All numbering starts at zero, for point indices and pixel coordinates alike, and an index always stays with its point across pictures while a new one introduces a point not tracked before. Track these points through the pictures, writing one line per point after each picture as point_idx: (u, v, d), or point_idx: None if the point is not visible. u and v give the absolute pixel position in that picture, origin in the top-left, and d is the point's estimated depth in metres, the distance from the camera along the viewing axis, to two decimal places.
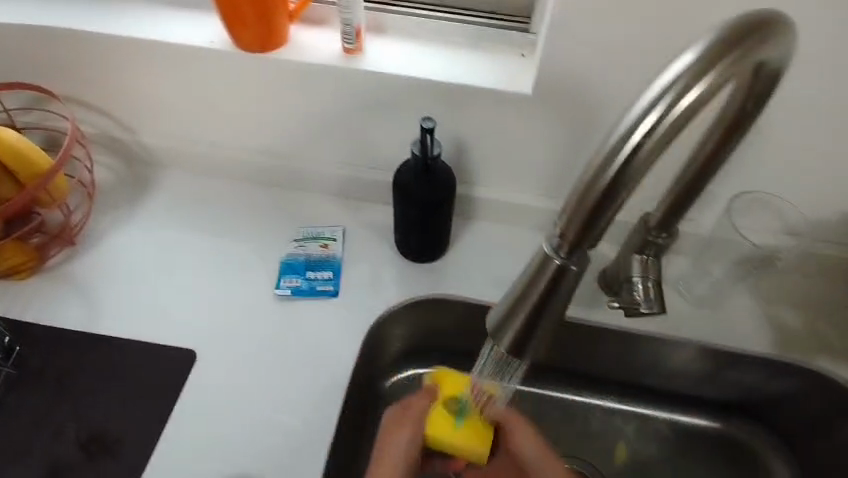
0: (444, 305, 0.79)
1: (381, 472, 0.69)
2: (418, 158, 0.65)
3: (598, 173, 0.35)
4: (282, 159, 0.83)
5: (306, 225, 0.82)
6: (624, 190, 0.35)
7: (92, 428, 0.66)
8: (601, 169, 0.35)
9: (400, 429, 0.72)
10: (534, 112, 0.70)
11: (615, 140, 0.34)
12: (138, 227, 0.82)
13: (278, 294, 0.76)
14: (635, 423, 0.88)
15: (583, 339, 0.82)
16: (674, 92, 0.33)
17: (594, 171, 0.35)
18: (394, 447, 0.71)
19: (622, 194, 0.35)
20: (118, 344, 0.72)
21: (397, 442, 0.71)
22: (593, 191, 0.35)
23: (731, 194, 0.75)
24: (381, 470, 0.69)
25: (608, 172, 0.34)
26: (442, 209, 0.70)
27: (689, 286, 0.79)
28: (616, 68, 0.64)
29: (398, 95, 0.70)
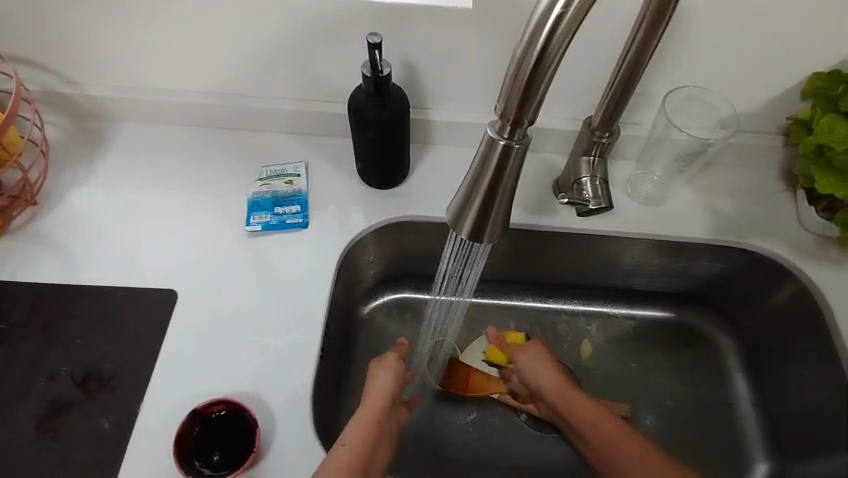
0: (410, 226, 0.84)
1: (370, 404, 0.68)
2: (369, 81, 0.68)
3: (527, 48, 0.39)
4: (237, 101, 0.84)
5: (269, 165, 0.85)
6: (551, 62, 0.39)
7: (86, 367, 0.70)
8: (529, 44, 0.39)
9: (382, 369, 0.72)
10: (475, 27, 0.73)
11: (538, 15, 0.38)
12: (100, 181, 0.83)
13: (250, 231, 0.79)
14: (597, 322, 0.95)
15: (543, 247, 0.88)
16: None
17: (523, 48, 0.39)
18: (379, 381, 0.71)
19: (550, 66, 0.39)
20: (98, 291, 0.74)
21: (380, 384, 0.70)
22: (525, 66, 0.39)
23: (664, 91, 0.80)
24: (369, 404, 0.68)
25: (535, 45, 0.38)
26: (397, 129, 0.73)
27: (635, 186, 0.86)
28: None
29: (342, 19, 0.73)
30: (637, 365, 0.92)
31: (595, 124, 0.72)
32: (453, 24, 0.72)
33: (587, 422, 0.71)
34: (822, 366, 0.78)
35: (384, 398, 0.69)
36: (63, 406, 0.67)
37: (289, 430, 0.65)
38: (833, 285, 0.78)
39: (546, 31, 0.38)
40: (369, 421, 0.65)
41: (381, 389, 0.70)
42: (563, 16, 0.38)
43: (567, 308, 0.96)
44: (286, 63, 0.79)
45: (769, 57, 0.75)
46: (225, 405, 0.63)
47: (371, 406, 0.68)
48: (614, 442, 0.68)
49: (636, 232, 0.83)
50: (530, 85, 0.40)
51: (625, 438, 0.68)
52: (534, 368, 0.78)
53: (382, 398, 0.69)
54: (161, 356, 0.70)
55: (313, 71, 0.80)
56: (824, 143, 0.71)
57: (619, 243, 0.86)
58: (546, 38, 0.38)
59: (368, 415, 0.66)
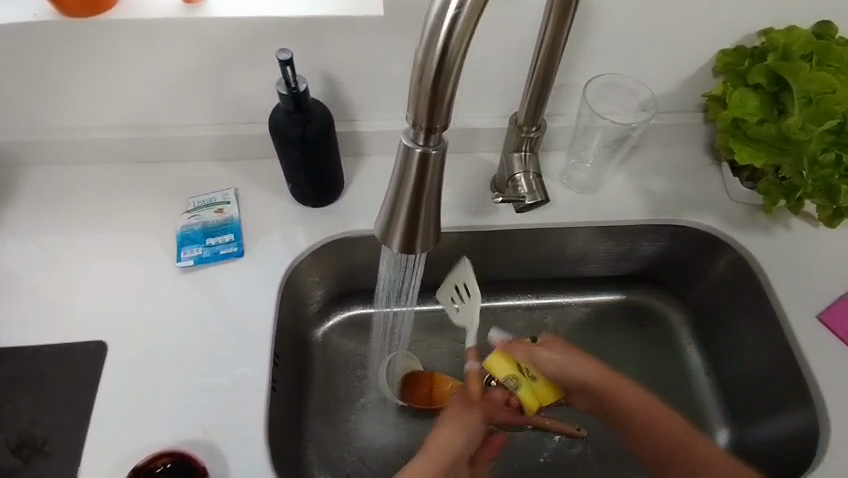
0: (352, 241, 0.81)
1: (428, 460, 0.64)
2: (287, 99, 0.66)
3: (427, 52, 0.38)
4: (154, 131, 0.80)
5: (196, 194, 0.81)
6: (453, 64, 0.38)
7: (15, 437, 0.63)
8: (429, 48, 0.38)
9: (452, 421, 0.68)
10: (390, 34, 0.72)
11: (433, 17, 0.37)
12: (11, 231, 0.77)
13: (181, 267, 0.75)
14: (552, 313, 0.96)
15: (489, 246, 0.88)
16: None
17: (423, 54, 0.38)
18: (449, 434, 0.67)
19: (453, 69, 0.38)
20: (17, 353, 0.68)
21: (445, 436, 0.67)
22: (427, 71, 0.38)
23: (586, 80, 0.82)
24: (427, 455, 0.65)
25: (434, 47, 0.37)
26: (324, 143, 0.71)
27: (571, 175, 0.87)
28: None
29: (252, 36, 0.70)
30: (594, 351, 0.93)
31: (520, 120, 0.72)
32: (367, 33, 0.71)
33: (551, 357, 0.72)
34: (765, 330, 0.80)
35: (454, 454, 0.66)
36: None
37: (245, 470, 0.62)
38: (763, 250, 0.82)
39: (443, 35, 0.37)
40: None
41: (453, 443, 0.67)
42: (458, 15, 0.37)
43: (521, 303, 0.96)
44: (200, 87, 0.76)
45: (679, 39, 0.77)
46: (170, 457, 0.60)
47: (429, 462, 0.64)
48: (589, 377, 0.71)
49: (575, 221, 0.84)
50: (435, 90, 0.39)
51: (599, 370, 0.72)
52: (558, 361, 0.72)
53: (446, 452, 0.65)
54: (98, 413, 0.65)
55: (228, 92, 0.77)
56: (738, 115, 0.74)
57: (559, 233, 0.86)
58: (444, 41, 0.37)
59: (419, 463, 0.64)
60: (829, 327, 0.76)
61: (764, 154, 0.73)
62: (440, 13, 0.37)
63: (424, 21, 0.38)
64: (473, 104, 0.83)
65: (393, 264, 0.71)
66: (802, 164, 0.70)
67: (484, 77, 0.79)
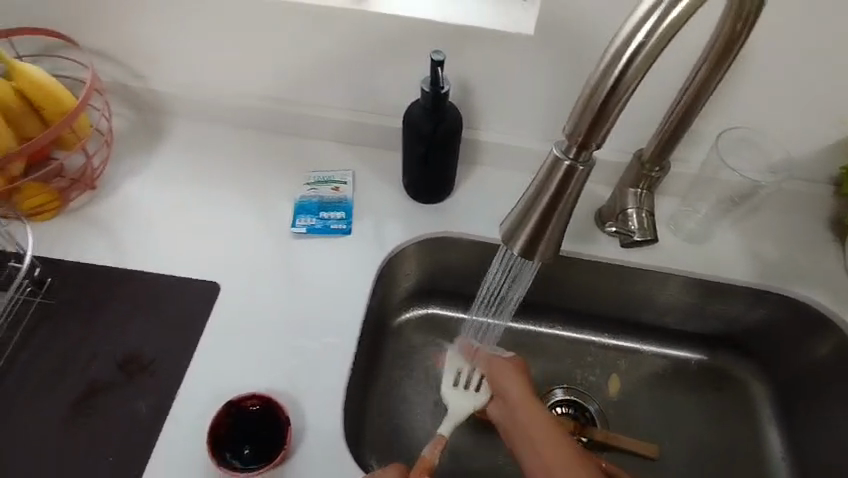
0: (450, 242, 0.84)
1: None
2: (429, 95, 0.70)
3: (603, 75, 0.40)
4: (294, 107, 0.87)
5: (317, 170, 0.87)
6: (625, 90, 0.40)
7: (125, 352, 0.70)
8: (606, 71, 0.40)
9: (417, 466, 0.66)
10: (534, 53, 0.75)
11: (618, 44, 0.40)
12: (151, 170, 0.86)
13: (294, 232, 0.81)
14: (626, 358, 0.93)
15: (579, 275, 0.87)
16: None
17: (599, 75, 0.41)
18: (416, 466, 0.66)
19: (625, 93, 0.40)
20: (142, 278, 0.75)
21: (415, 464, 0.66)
22: (600, 91, 0.41)
23: (717, 131, 0.81)
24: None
25: (612, 72, 0.40)
26: (450, 144, 0.75)
27: (679, 222, 0.85)
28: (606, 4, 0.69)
29: (407, 35, 0.76)
30: (665, 405, 0.90)
31: (645, 157, 0.72)
32: (514, 48, 0.74)
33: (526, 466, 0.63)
34: None
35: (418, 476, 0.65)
36: (101, 387, 0.67)
37: (320, 429, 0.66)
38: None
39: (625, 59, 0.39)
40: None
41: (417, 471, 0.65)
42: (641, 46, 0.39)
43: (596, 340, 0.95)
44: (346, 73, 0.82)
45: (826, 106, 0.75)
46: (259, 400, 0.63)
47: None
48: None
49: (675, 268, 0.82)
50: (602, 110, 0.41)
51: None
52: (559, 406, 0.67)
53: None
54: (201, 347, 0.71)
55: (369, 82, 0.82)
56: None
57: (656, 277, 0.84)
58: (625, 64, 0.39)
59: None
60: None
61: None
62: (625, 42, 0.39)
63: (605, 48, 0.41)
64: None
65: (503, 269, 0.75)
66: None
67: None
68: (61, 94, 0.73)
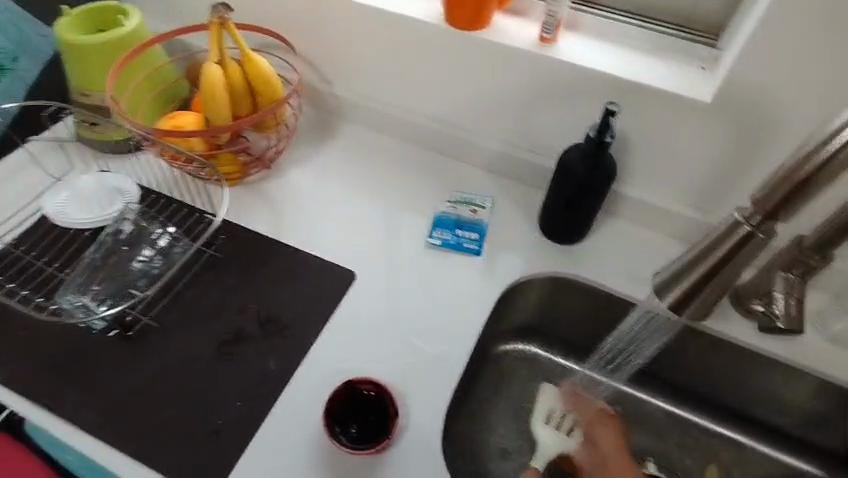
0: (571, 286, 0.85)
1: None
2: (593, 141, 0.73)
3: (799, 163, 0.47)
4: (452, 130, 0.94)
5: (459, 191, 0.93)
6: (818, 181, 0.47)
7: (268, 311, 0.79)
8: (802, 161, 0.47)
9: None
10: (703, 120, 0.75)
11: (818, 141, 0.46)
12: (317, 162, 0.97)
13: (429, 242, 0.86)
14: (731, 451, 0.87)
15: (699, 351, 0.84)
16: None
17: (792, 165, 0.47)
18: None
19: (817, 183, 0.47)
20: (293, 253, 0.85)
21: None
22: (791, 176, 0.47)
23: None
24: None
25: (809, 162, 0.46)
26: (601, 190, 0.78)
27: (825, 322, 0.80)
28: (794, 86, 0.69)
29: (579, 84, 0.80)
30: None
31: (805, 244, 0.70)
32: (685, 113, 0.76)
33: None
34: None
35: None
36: (245, 337, 0.76)
37: (423, 429, 0.69)
38: None
39: (826, 155, 0.45)
40: None
41: None
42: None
43: (700, 424, 0.89)
44: (510, 109, 0.88)
45: None
46: (375, 386, 0.68)
47: None
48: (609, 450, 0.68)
49: (812, 368, 0.77)
50: (793, 193, 0.48)
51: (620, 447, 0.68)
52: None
53: None
54: (332, 325, 0.78)
55: (530, 121, 0.88)
56: None
57: (787, 372, 0.79)
58: (825, 158, 0.45)
59: None
60: None
61: None
62: (830, 137, 0.45)
63: (810, 139, 0.47)
64: None
65: None
66: None
67: None
68: (273, 86, 0.85)
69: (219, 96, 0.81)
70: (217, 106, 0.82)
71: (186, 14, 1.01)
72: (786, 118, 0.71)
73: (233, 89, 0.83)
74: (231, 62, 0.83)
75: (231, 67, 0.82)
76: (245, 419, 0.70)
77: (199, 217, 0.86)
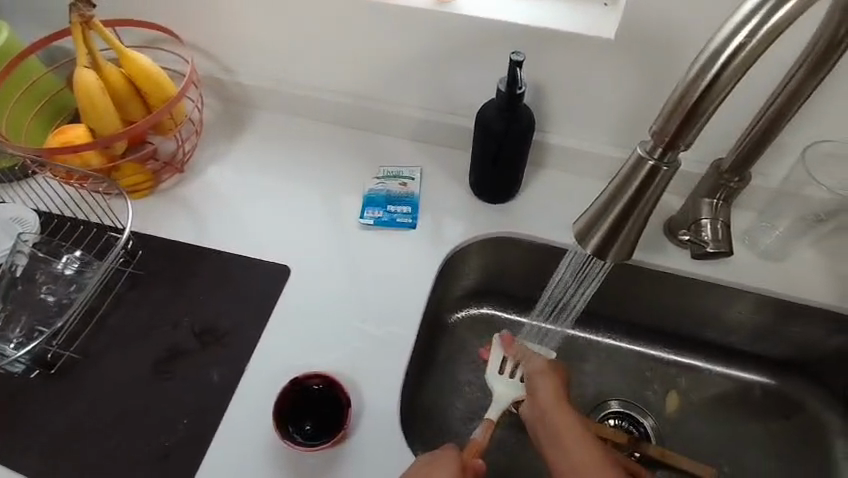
0: (509, 242, 0.84)
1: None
2: (505, 94, 0.71)
3: (692, 82, 0.44)
4: (368, 103, 0.91)
5: (386, 165, 0.90)
6: (713, 98, 0.44)
7: (204, 323, 0.75)
8: (695, 79, 0.43)
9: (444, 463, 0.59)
10: (612, 57, 0.74)
11: (706, 56, 0.43)
12: (234, 157, 0.91)
13: (361, 223, 0.84)
14: (686, 375, 0.90)
15: (641, 286, 0.86)
16: (766, 8, 0.41)
17: (685, 85, 0.44)
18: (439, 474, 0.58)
19: (713, 100, 0.44)
20: (220, 257, 0.81)
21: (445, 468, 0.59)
22: (687, 97, 0.44)
23: (803, 144, 0.77)
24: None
25: (702, 79, 0.43)
26: (521, 145, 0.76)
27: (755, 237, 0.82)
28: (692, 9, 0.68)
29: (485, 36, 0.77)
30: (726, 428, 0.86)
31: (723, 166, 0.71)
32: (593, 53, 0.74)
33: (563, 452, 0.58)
34: None
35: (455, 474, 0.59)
36: (181, 352, 0.72)
37: (378, 412, 0.68)
38: None
39: (715, 70, 0.42)
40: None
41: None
42: (735, 57, 0.42)
43: (656, 355, 0.92)
44: (422, 73, 0.85)
45: None
46: (322, 379, 0.66)
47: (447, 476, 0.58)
48: (549, 400, 0.64)
49: (747, 283, 0.79)
50: (691, 113, 0.44)
51: (561, 400, 0.64)
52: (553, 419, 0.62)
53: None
54: (273, 324, 0.75)
55: (444, 82, 0.85)
56: None
57: (725, 292, 0.81)
58: (715, 73, 0.42)
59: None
60: None
61: None
62: (718, 52, 0.42)
63: (698, 58, 0.44)
64: None
65: (573, 270, 0.80)
66: None
67: None
68: (163, 81, 0.80)
69: (104, 101, 0.75)
70: (104, 112, 0.76)
71: (62, 18, 0.93)
72: (689, 42, 0.71)
73: (119, 92, 0.78)
74: (109, 64, 0.77)
75: (110, 69, 0.76)
76: (193, 436, 0.67)
77: (112, 236, 0.81)
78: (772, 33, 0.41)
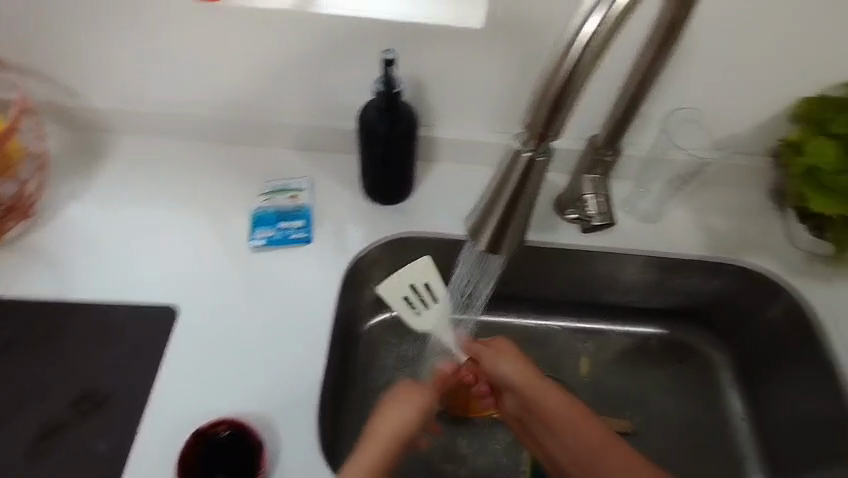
0: (410, 242, 0.82)
1: (373, 442, 0.60)
2: (384, 94, 0.69)
3: (556, 68, 0.43)
4: (241, 115, 0.84)
5: (272, 179, 0.84)
6: (577, 83, 0.43)
7: (83, 386, 0.67)
8: (559, 66, 0.43)
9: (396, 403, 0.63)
10: (482, 46, 0.74)
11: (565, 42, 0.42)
12: (95, 191, 0.81)
13: (252, 245, 0.78)
14: (594, 339, 0.96)
15: (542, 264, 0.89)
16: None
17: (549, 74, 0.44)
18: (390, 417, 0.62)
19: (578, 86, 0.44)
20: (92, 307, 0.72)
21: (394, 416, 0.62)
22: (553, 85, 0.43)
23: (664, 112, 0.83)
24: (374, 436, 0.60)
25: (565, 65, 0.43)
26: (405, 144, 0.75)
27: (633, 203, 0.88)
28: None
29: (354, 35, 0.74)
30: (635, 383, 0.92)
31: (598, 143, 0.74)
32: (462, 44, 0.74)
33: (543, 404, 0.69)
34: (818, 379, 0.80)
35: (397, 437, 0.61)
36: (56, 427, 0.64)
37: (297, 444, 0.64)
38: (822, 300, 0.82)
39: (574, 58, 0.42)
40: (382, 437, 0.60)
41: (392, 427, 0.61)
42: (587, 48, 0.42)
43: (565, 326, 0.96)
44: (294, 77, 0.79)
45: (757, 83, 0.79)
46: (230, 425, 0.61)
47: (374, 452, 0.59)
48: (517, 378, 0.71)
49: (633, 248, 0.85)
50: (559, 100, 0.44)
51: (527, 373, 0.71)
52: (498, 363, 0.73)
53: (383, 441, 0.60)
54: (163, 373, 0.68)
55: (321, 86, 0.80)
56: (818, 163, 0.73)
57: (611, 259, 0.87)
58: (575, 60, 0.42)
59: (373, 456, 0.59)
60: None
61: (836, 203, 0.72)
62: (572, 43, 0.43)
63: (557, 49, 0.44)
64: None
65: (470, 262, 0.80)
66: None
67: None
68: None
69: None
70: None
71: None
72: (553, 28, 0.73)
73: None
74: None
75: None
76: None
77: None
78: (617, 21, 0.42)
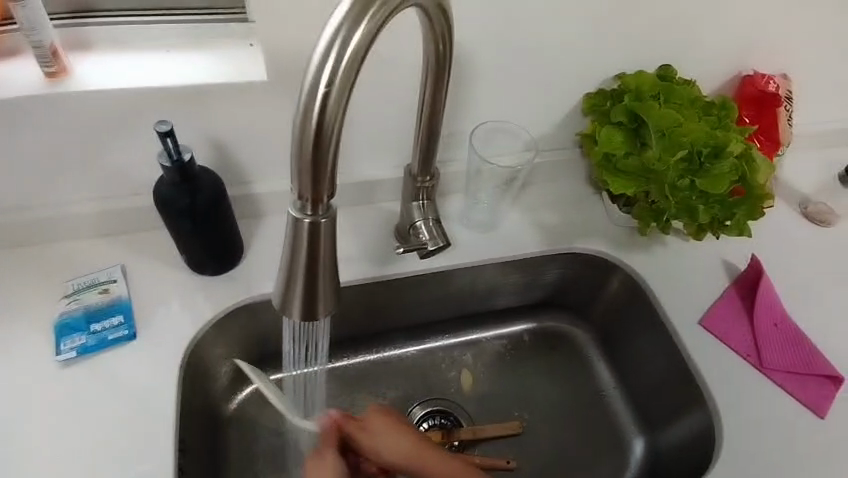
0: (248, 309, 0.76)
1: None
2: (172, 168, 0.64)
3: (304, 122, 0.40)
4: (24, 215, 0.74)
5: (76, 276, 0.74)
6: (331, 133, 0.40)
7: None
8: (305, 119, 0.39)
9: (293, 466, 0.64)
10: (273, 97, 0.71)
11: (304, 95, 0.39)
12: None
13: (61, 359, 0.68)
14: (470, 350, 0.97)
15: (398, 294, 0.89)
16: (337, 46, 0.39)
17: (299, 130, 0.40)
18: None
19: (333, 135, 0.40)
20: None
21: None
22: (306, 141, 0.40)
23: (471, 126, 0.88)
24: None
25: (311, 118, 0.39)
26: (214, 214, 0.69)
27: (469, 216, 0.91)
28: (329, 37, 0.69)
29: (129, 109, 0.68)
30: (514, 383, 0.95)
31: (415, 171, 0.74)
32: (251, 97, 0.70)
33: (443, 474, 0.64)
34: (658, 340, 0.87)
35: None
36: None
37: None
38: (645, 267, 0.90)
39: (317, 108, 0.39)
40: None
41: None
42: (328, 103, 0.39)
43: (439, 345, 0.97)
44: (77, 164, 0.72)
45: (544, 87, 0.85)
46: None
47: None
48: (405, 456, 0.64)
49: (477, 258, 0.88)
50: (317, 155, 0.40)
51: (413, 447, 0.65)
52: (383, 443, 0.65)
53: None
54: None
55: (109, 166, 0.73)
56: (609, 151, 0.80)
57: (459, 274, 0.89)
58: (319, 112, 0.39)
59: None
60: (712, 332, 0.84)
61: (633, 184, 0.80)
62: (310, 99, 0.39)
63: (299, 108, 0.40)
64: (369, 159, 0.86)
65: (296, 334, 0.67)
66: (665, 190, 0.76)
67: (374, 129, 0.83)
68: None
69: None
70: None
71: None
72: None
73: None
74: None
75: None
76: None
77: None
78: (351, 69, 0.39)
